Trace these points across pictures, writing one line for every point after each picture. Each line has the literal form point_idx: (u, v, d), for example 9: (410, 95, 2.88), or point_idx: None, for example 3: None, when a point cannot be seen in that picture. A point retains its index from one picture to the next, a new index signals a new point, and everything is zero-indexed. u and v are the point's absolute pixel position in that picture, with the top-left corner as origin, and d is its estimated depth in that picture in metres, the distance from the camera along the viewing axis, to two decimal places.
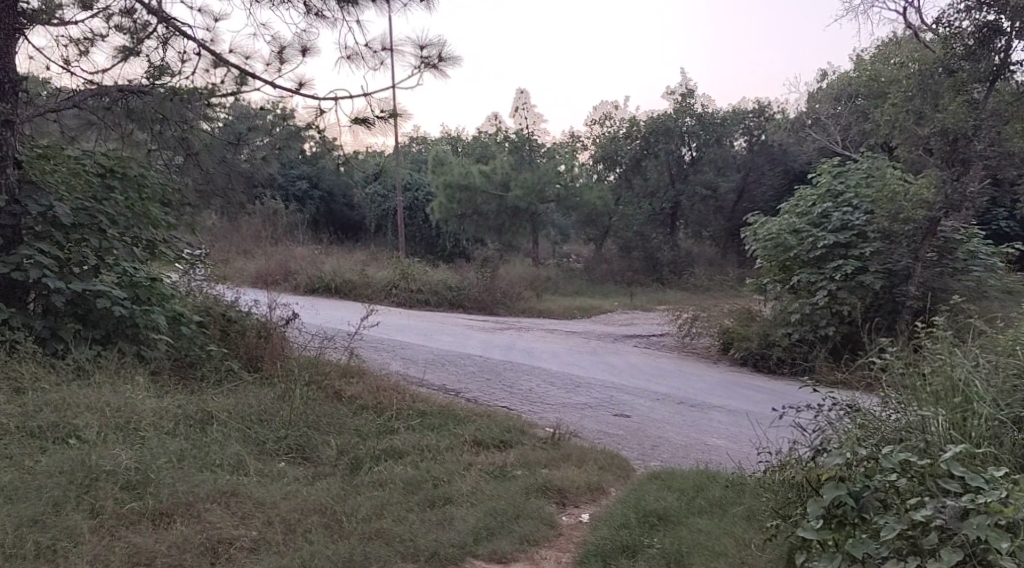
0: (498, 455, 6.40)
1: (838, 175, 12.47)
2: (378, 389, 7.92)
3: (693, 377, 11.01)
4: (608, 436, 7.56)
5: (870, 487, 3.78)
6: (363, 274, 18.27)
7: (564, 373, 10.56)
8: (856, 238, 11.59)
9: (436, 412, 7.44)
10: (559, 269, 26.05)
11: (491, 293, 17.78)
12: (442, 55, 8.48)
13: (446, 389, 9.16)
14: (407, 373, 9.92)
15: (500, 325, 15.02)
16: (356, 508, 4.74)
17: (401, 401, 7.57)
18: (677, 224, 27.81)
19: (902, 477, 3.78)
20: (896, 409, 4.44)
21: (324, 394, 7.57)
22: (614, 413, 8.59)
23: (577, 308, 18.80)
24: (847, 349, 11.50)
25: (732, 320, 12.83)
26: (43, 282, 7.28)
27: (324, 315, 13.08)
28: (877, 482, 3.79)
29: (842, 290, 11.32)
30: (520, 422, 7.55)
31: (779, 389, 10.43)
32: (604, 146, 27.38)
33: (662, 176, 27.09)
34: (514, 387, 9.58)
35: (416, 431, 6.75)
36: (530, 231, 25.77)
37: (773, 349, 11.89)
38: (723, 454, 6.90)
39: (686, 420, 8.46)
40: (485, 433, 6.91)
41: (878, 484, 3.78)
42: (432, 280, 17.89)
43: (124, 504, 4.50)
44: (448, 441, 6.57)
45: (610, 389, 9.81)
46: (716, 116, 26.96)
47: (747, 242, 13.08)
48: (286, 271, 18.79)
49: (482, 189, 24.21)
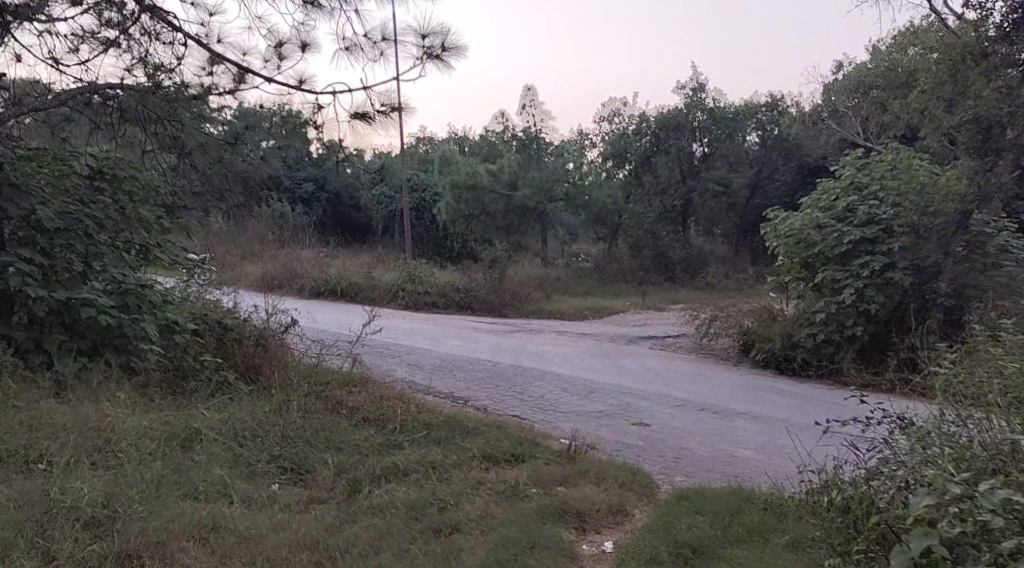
0: (509, 472, 5.92)
1: (862, 168, 11.95)
2: (377, 398, 7.41)
3: (712, 381, 10.49)
4: (628, 447, 7.10)
5: (963, 529, 3.46)
6: (369, 276, 17.84)
7: (577, 378, 10.06)
8: (884, 232, 11.07)
9: (443, 424, 6.97)
10: (569, 268, 25.55)
11: (500, 294, 17.31)
12: (446, 45, 8.00)
13: (455, 398, 8.70)
14: (414, 380, 9.46)
15: (509, 327, 14.54)
16: (351, 543, 4.26)
17: (407, 412, 7.11)
18: (688, 221, 27.29)
19: (1000, 518, 3.46)
20: (975, 430, 4.02)
21: (324, 406, 7.10)
22: (632, 422, 8.11)
23: (589, 308, 18.33)
24: (876, 350, 11.04)
25: (752, 320, 12.31)
26: (23, 291, 6.79)
27: (326, 320, 12.63)
28: (969, 524, 3.46)
29: (870, 289, 10.80)
30: (533, 433, 7.08)
31: (804, 393, 9.93)
32: (614, 144, 26.72)
33: (673, 172, 26.57)
34: (525, 394, 9.10)
35: (421, 446, 6.26)
36: (539, 231, 25.29)
37: (797, 351, 11.36)
38: (756, 469, 6.43)
39: (709, 429, 7.97)
40: (496, 447, 6.42)
41: (972, 525, 3.46)
42: (440, 283, 17.40)
43: (85, 544, 4.04)
44: (453, 456, 6.08)
45: (626, 395, 9.32)
46: (728, 110, 26.42)
47: (767, 239, 12.57)
48: (291, 274, 18.36)
49: (490, 187, 23.78)
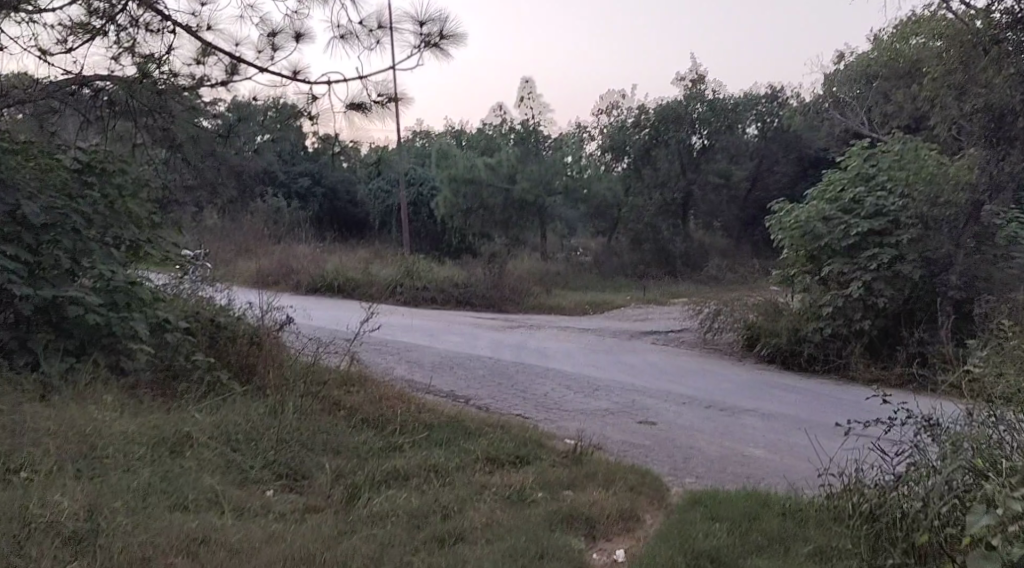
0: (513, 475, 5.70)
1: (869, 159, 11.72)
2: (374, 398, 7.18)
3: (717, 377, 10.28)
4: (635, 447, 6.89)
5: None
6: (366, 271, 17.60)
7: (579, 375, 9.85)
8: (891, 224, 10.85)
9: (444, 425, 6.76)
10: (569, 262, 25.32)
11: (499, 289, 17.08)
12: (444, 33, 7.75)
13: (455, 396, 8.49)
14: (413, 378, 9.25)
15: (510, 323, 14.32)
16: (349, 555, 4.02)
17: (406, 412, 6.89)
18: (688, 214, 27.07)
19: None
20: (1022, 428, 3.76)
21: (320, 407, 6.88)
22: (638, 420, 7.90)
23: (589, 303, 18.11)
24: (884, 344, 10.88)
25: (757, 314, 12.09)
26: (8, 289, 6.52)
27: (321, 317, 12.39)
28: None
29: (879, 281, 10.62)
30: (537, 433, 6.87)
31: (812, 390, 9.73)
32: (613, 137, 26.47)
33: (673, 164, 26.30)
34: (528, 392, 8.88)
35: (421, 448, 6.03)
36: (538, 225, 25.06)
37: (803, 345, 11.15)
38: (769, 473, 6.22)
39: (717, 428, 7.76)
40: (499, 449, 6.20)
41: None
42: (439, 277, 17.17)
43: (67, 557, 3.77)
44: (455, 458, 5.85)
45: (631, 392, 9.10)
46: (727, 101, 26.17)
47: (772, 231, 12.34)
48: (287, 270, 18.11)
49: (488, 181, 23.53)
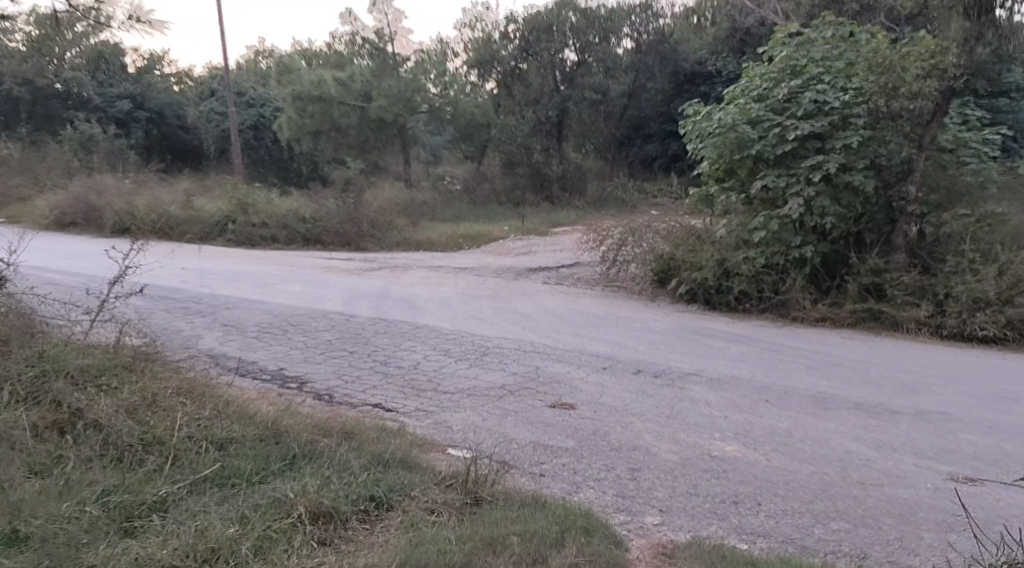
0: (363, 554, 3.25)
1: (801, 46, 9.43)
2: (135, 402, 4.46)
3: (634, 324, 8.06)
4: (558, 456, 4.53)
5: None
6: (188, 207, 14.40)
7: (459, 332, 7.37)
8: (834, 127, 8.72)
9: (252, 442, 4.19)
10: (436, 191, 22.72)
11: (357, 224, 14.20)
12: None
13: (285, 379, 5.90)
14: (226, 351, 6.54)
15: (368, 263, 11.62)
16: None
17: (192, 425, 4.26)
18: (564, 134, 24.61)
19: None
20: None
21: (33, 429, 4.13)
22: (549, 402, 5.53)
23: (464, 236, 15.42)
24: (827, 274, 8.91)
25: (671, 243, 9.81)
26: None
27: (109, 268, 9.37)
28: None
29: (824, 198, 8.59)
30: (403, 446, 4.39)
31: (752, 338, 7.65)
32: (478, 50, 23.46)
33: (547, 79, 23.60)
34: (388, 363, 6.37)
35: (198, 509, 3.50)
36: (400, 149, 22.14)
37: (731, 280, 8.96)
38: (769, 501, 4.03)
39: (659, 406, 5.50)
40: (338, 487, 3.68)
41: None
42: (281, 211, 14.17)
43: None
44: (256, 526, 3.36)
45: (529, 355, 6.70)
46: (601, 9, 23.17)
47: (684, 140, 10.02)
48: (89, 209, 14.74)
49: (338, 99, 20.65)
